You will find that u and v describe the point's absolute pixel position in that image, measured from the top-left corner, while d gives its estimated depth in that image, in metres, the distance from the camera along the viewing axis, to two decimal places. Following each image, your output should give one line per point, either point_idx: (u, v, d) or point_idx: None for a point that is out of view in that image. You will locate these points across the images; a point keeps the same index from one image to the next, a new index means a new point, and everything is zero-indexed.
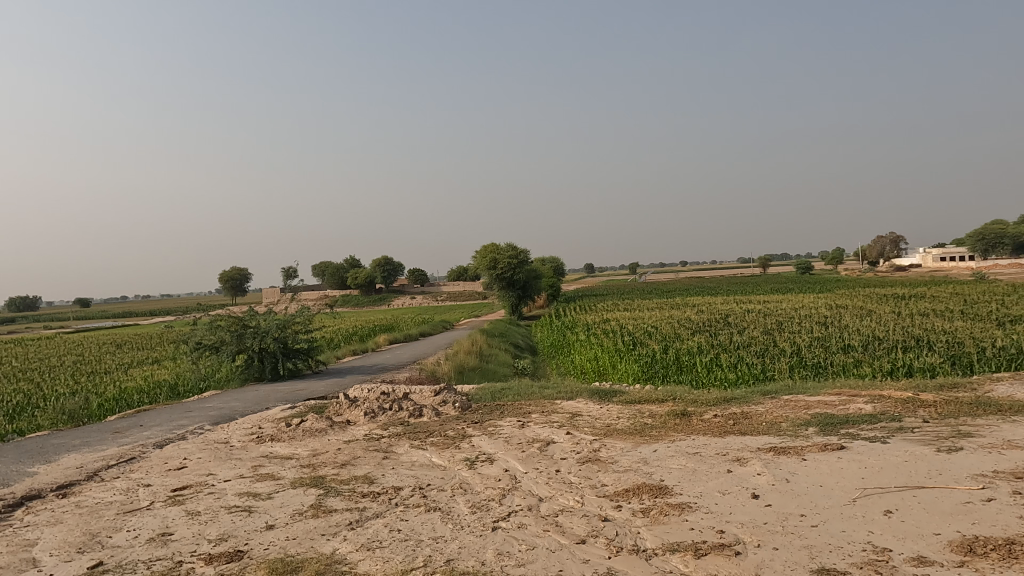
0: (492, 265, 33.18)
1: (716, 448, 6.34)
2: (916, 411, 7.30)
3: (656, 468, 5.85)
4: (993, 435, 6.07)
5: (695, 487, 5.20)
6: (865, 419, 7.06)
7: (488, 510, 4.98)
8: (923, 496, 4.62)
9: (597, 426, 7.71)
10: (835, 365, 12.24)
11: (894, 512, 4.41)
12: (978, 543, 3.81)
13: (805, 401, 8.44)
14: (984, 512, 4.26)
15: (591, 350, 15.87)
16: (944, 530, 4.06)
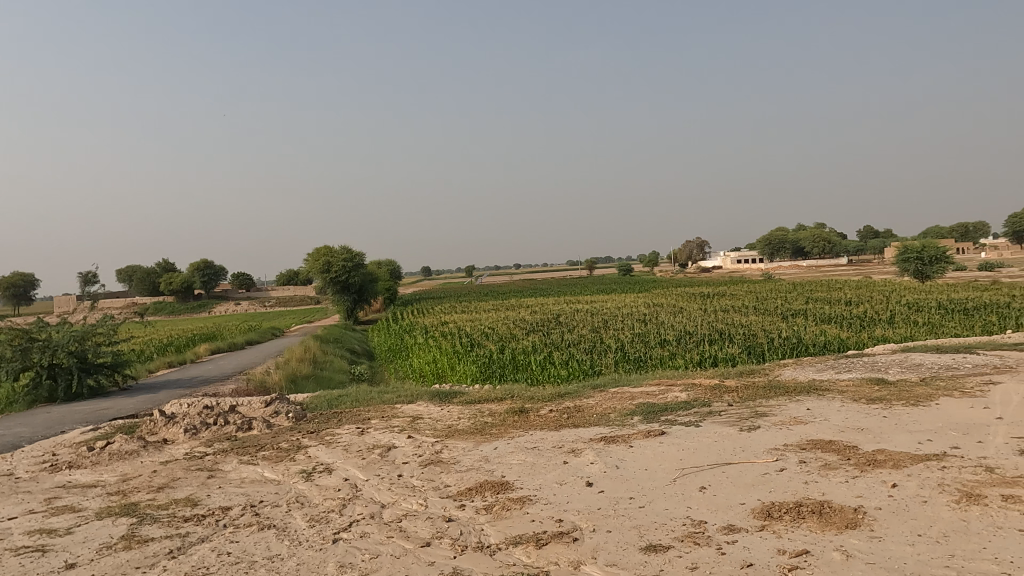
0: (326, 268, 31.93)
1: (552, 441, 6.63)
2: (722, 396, 8.21)
3: (496, 465, 6.00)
4: (783, 413, 7.00)
5: (534, 480, 5.40)
6: (680, 405, 7.79)
7: (328, 521, 4.78)
8: (730, 471, 5.20)
9: (438, 428, 7.72)
10: (654, 358, 13.35)
11: (708, 487, 4.92)
12: (774, 508, 4.36)
13: (629, 392, 9.12)
14: (778, 480, 4.89)
15: (431, 353, 15.81)
16: (748, 499, 4.59)
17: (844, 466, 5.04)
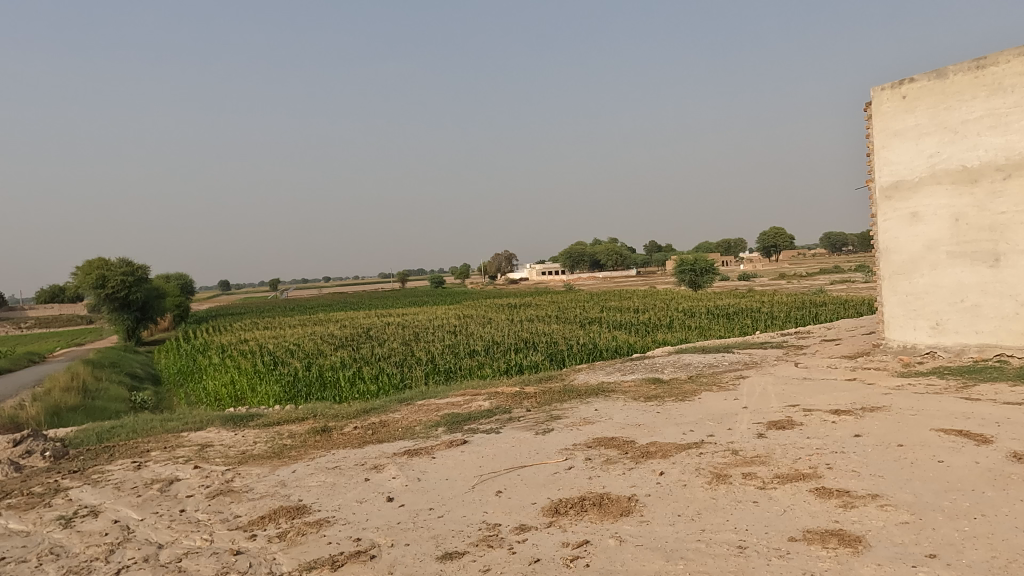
0: (100, 283, 28.17)
1: (354, 459, 6.50)
2: (522, 402, 8.64)
3: (294, 488, 5.74)
4: (574, 415, 7.55)
5: (333, 501, 5.26)
6: (483, 414, 8.07)
7: (90, 572, 4.23)
8: (524, 473, 5.50)
9: (230, 455, 7.19)
10: (463, 368, 13.63)
11: (503, 490, 5.15)
12: (561, 504, 4.70)
13: (435, 404, 9.25)
14: (566, 478, 5.28)
15: (227, 374, 14.62)
16: (539, 498, 4.90)
17: (622, 460, 5.58)
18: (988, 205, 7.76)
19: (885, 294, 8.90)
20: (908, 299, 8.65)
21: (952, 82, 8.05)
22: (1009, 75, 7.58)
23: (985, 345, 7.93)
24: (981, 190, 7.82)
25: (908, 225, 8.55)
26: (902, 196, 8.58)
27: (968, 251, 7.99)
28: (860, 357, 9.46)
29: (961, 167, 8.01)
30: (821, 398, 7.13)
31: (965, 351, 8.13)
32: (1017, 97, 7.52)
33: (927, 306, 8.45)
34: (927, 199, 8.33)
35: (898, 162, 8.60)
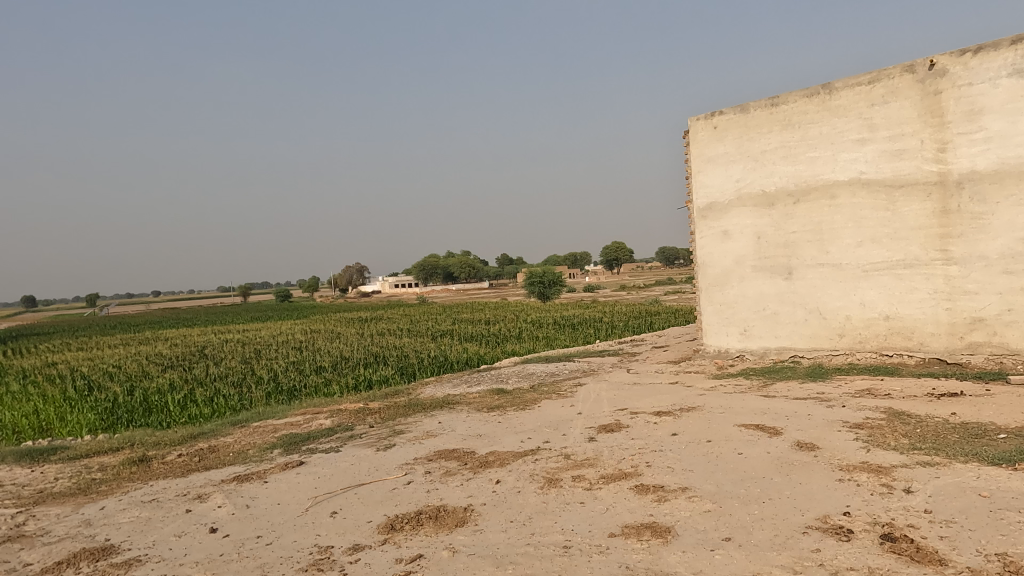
0: None
1: (175, 490, 6.00)
2: (365, 418, 8.47)
3: (101, 527, 5.18)
4: (417, 429, 7.53)
5: (147, 538, 4.81)
6: (323, 433, 7.79)
7: None
8: (361, 492, 5.40)
9: (23, 495, 6.33)
10: (308, 387, 13.03)
11: (339, 511, 5.02)
12: (397, 520, 4.67)
13: (272, 425, 8.79)
14: (403, 493, 5.25)
15: (26, 404, 12.82)
16: (375, 516, 4.83)
17: (461, 471, 5.66)
18: (783, 226, 8.84)
19: (703, 304, 9.82)
20: (722, 309, 9.61)
21: (753, 116, 9.06)
22: (796, 112, 8.63)
23: (782, 348, 9.01)
24: (776, 212, 8.89)
25: (720, 242, 9.52)
26: (715, 216, 9.54)
27: (767, 265, 9.04)
28: (683, 362, 10.35)
29: (761, 192, 9.03)
30: (647, 401, 7.71)
31: (767, 353, 9.18)
32: (803, 132, 8.57)
33: (736, 314, 9.45)
34: (735, 219, 9.33)
35: (711, 185, 9.55)
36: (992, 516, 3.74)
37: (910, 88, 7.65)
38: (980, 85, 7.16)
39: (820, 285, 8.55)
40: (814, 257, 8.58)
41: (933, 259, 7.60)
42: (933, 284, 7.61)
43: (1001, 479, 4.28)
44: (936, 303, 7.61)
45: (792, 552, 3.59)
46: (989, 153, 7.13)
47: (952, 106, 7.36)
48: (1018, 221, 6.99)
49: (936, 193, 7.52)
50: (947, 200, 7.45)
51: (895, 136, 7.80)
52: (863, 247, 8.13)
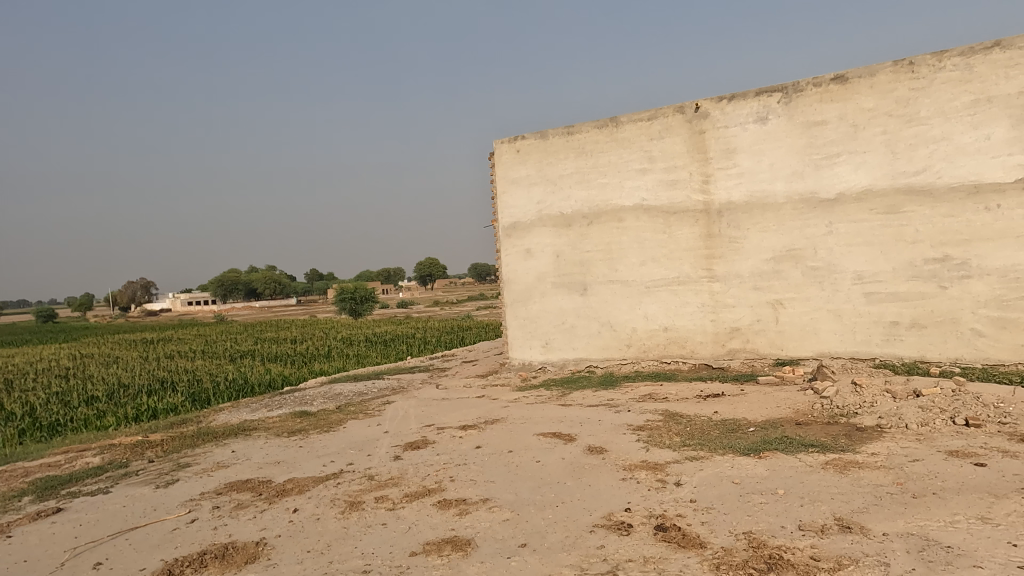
0: None
1: None
2: (143, 453, 7.56)
3: None
4: (206, 460, 6.89)
5: None
6: (89, 472, 6.81)
7: None
8: (134, 537, 4.80)
9: None
10: (75, 420, 11.31)
11: (104, 561, 4.42)
12: (176, 564, 4.22)
13: (22, 468, 7.49)
14: (186, 533, 4.77)
15: None
16: (149, 562, 4.32)
17: (255, 502, 5.28)
18: (578, 245, 9.52)
19: (508, 320, 10.21)
20: (525, 323, 10.07)
21: (551, 143, 9.65)
22: (589, 141, 9.36)
23: (579, 359, 9.67)
24: (573, 233, 9.55)
25: (523, 260, 10.00)
26: (519, 235, 10.01)
27: (566, 282, 9.68)
28: (490, 375, 10.66)
29: (559, 213, 9.66)
30: (453, 416, 7.81)
31: (566, 364, 9.79)
32: (595, 160, 9.31)
33: (539, 328, 9.97)
34: (536, 238, 9.86)
35: (515, 206, 10.01)
36: (741, 499, 4.33)
37: (680, 127, 8.69)
38: (734, 128, 8.34)
39: (610, 300, 9.33)
40: (606, 274, 9.34)
41: (701, 276, 8.66)
42: (701, 298, 8.67)
43: (750, 466, 4.98)
44: (704, 315, 8.67)
45: (580, 551, 3.84)
46: (741, 186, 8.32)
47: (713, 145, 8.48)
48: (763, 245, 8.21)
49: (702, 220, 8.60)
50: (711, 225, 8.54)
51: (669, 168, 8.79)
52: (645, 265, 9.02)
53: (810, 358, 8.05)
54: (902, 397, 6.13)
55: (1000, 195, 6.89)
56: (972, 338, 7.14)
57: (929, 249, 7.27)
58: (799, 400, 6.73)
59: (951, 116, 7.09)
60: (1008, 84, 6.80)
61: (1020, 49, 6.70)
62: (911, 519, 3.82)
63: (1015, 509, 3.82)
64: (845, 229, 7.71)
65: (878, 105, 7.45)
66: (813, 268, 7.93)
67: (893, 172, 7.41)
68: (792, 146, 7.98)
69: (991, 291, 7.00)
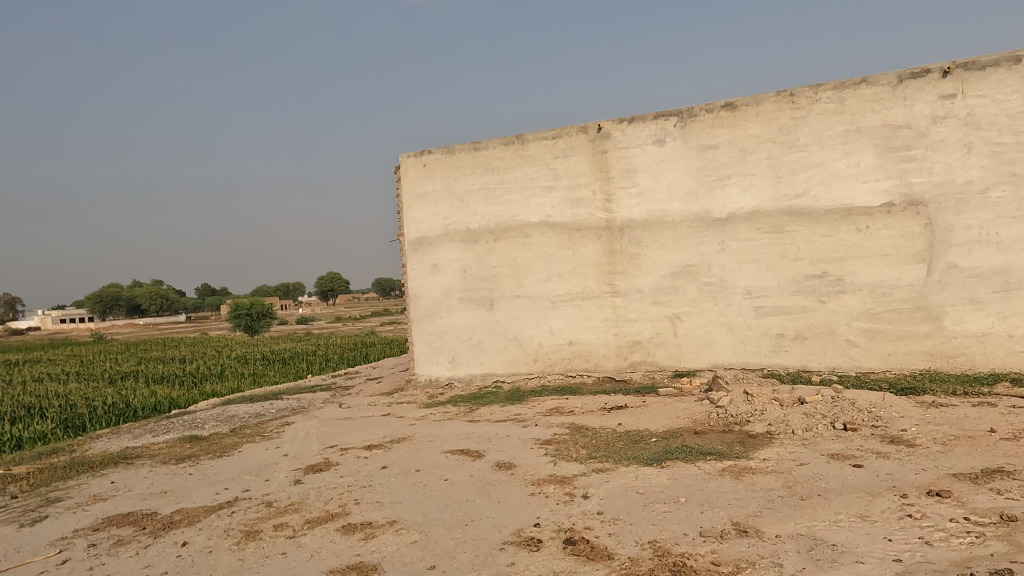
0: None
1: None
2: (5, 488, 6.79)
3: None
4: (81, 493, 6.28)
5: None
6: None
7: None
8: None
9: None
10: None
11: None
12: None
13: None
14: None
15: None
16: None
17: (138, 538, 4.86)
18: (485, 261, 9.54)
19: (414, 336, 10.06)
20: (432, 339, 9.96)
21: (458, 158, 9.65)
22: (495, 158, 9.43)
23: (486, 374, 9.66)
24: (479, 248, 9.57)
25: (429, 275, 9.90)
26: (425, 250, 9.91)
27: (472, 297, 9.66)
28: (395, 393, 10.43)
29: (466, 229, 9.66)
30: (357, 436, 7.56)
31: (473, 380, 9.75)
32: (501, 176, 9.39)
33: (445, 344, 9.88)
34: (443, 253, 9.80)
35: (421, 220, 9.92)
36: (646, 509, 4.45)
37: (583, 146, 8.94)
38: (634, 149, 8.68)
39: (517, 314, 9.41)
40: (512, 289, 9.41)
41: (604, 291, 8.90)
42: (604, 313, 8.91)
43: (653, 476, 5.13)
44: (607, 330, 8.91)
45: (491, 569, 3.80)
46: (641, 205, 8.66)
47: (615, 165, 8.78)
48: (661, 261, 8.56)
49: (605, 236, 8.86)
50: (613, 242, 8.81)
51: (573, 186, 9.01)
52: (551, 281, 9.17)
53: (705, 369, 8.45)
54: (788, 405, 6.54)
55: (868, 217, 7.55)
56: (846, 348, 7.74)
57: (809, 266, 7.84)
58: (696, 410, 7.03)
59: (826, 144, 7.71)
60: (873, 117, 7.49)
61: (882, 85, 7.43)
62: (801, 520, 4.05)
63: (889, 506, 4.14)
64: (735, 247, 8.18)
65: (762, 132, 7.99)
66: (707, 284, 8.35)
67: (777, 194, 7.95)
68: (687, 168, 8.40)
69: (862, 305, 7.64)
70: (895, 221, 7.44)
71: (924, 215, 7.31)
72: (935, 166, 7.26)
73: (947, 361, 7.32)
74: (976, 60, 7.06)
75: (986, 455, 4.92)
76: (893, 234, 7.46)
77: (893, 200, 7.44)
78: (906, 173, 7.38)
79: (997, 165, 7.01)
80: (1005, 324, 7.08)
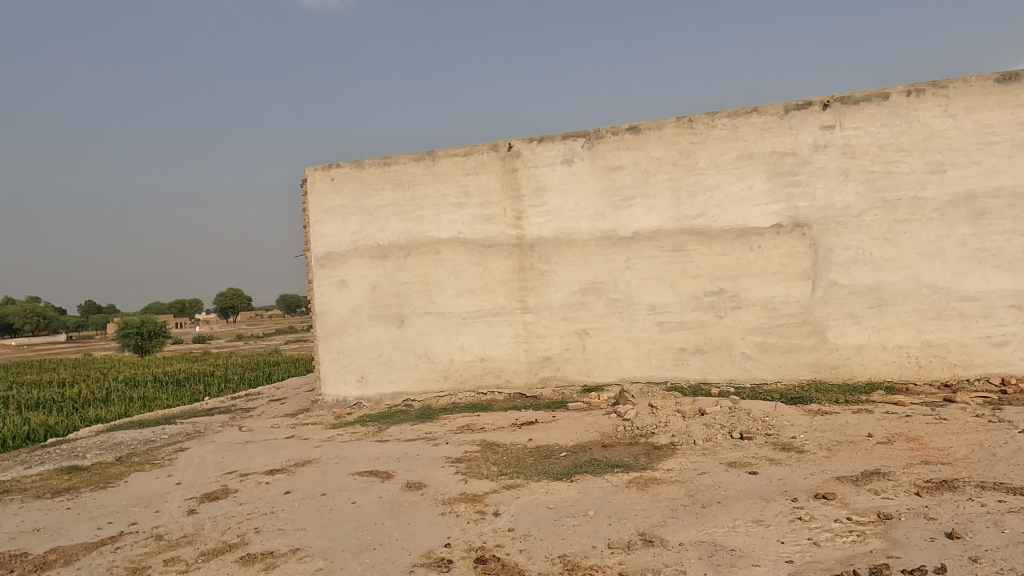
0: None
1: None
2: None
3: None
4: None
5: None
6: None
7: None
8: None
9: None
10: None
11: None
12: None
13: None
14: None
15: None
16: None
17: None
18: (395, 277, 9.40)
19: (320, 354, 9.74)
20: (339, 357, 9.68)
21: (367, 173, 9.49)
22: (406, 173, 9.35)
23: (396, 392, 9.48)
24: (389, 264, 9.43)
25: (337, 291, 9.64)
26: (333, 266, 9.65)
27: (382, 314, 9.49)
28: (300, 414, 10.03)
29: (376, 244, 9.49)
30: (258, 460, 7.20)
31: (383, 399, 9.54)
32: (411, 192, 9.31)
33: (354, 362, 9.63)
34: (352, 269, 9.58)
35: (329, 235, 9.67)
36: (556, 524, 4.48)
37: (494, 164, 9.03)
38: (544, 168, 8.85)
39: (428, 331, 9.31)
40: (422, 306, 9.32)
41: (514, 308, 8.98)
42: (515, 329, 8.98)
43: (562, 491, 5.19)
44: (518, 346, 8.98)
45: None
46: (551, 223, 8.83)
47: (525, 183, 8.92)
48: (570, 278, 8.74)
49: (515, 253, 8.95)
50: (523, 259, 8.92)
51: (484, 203, 9.07)
52: (462, 297, 9.15)
53: (612, 384, 8.67)
54: (690, 416, 6.82)
55: (760, 238, 8.05)
56: (742, 361, 8.18)
57: (708, 283, 8.24)
58: (604, 424, 7.19)
59: (722, 168, 8.17)
60: (763, 144, 8.02)
61: (770, 115, 7.97)
62: (702, 528, 4.22)
63: (781, 510, 4.39)
64: (640, 264, 8.49)
65: (664, 155, 8.37)
66: (613, 300, 8.60)
67: (678, 215, 8.33)
68: (594, 188, 8.65)
69: (756, 320, 8.11)
70: (783, 241, 7.97)
71: (808, 236, 7.88)
72: (817, 191, 7.85)
73: (830, 371, 7.88)
74: (851, 95, 7.72)
75: (865, 459, 5.32)
76: (782, 253, 7.98)
77: (782, 222, 7.97)
78: (793, 197, 7.94)
79: (870, 191, 7.67)
80: (879, 336, 7.72)
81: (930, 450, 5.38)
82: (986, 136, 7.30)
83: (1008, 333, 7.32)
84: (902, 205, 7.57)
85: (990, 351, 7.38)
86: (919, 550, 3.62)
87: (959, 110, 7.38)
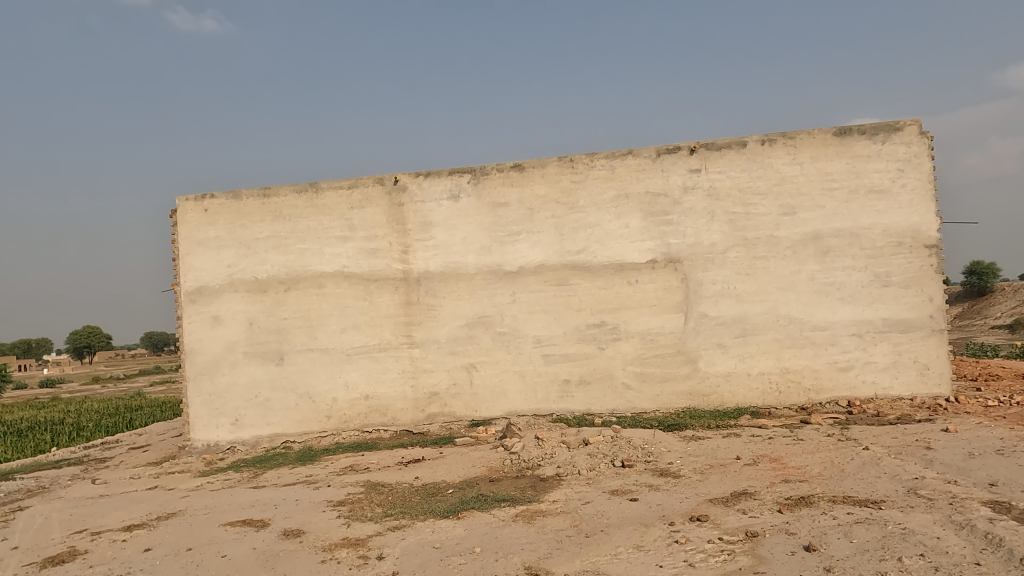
0: None
1: None
2: None
3: None
4: None
5: None
6: None
7: None
8: None
9: None
10: None
11: None
12: None
13: None
14: None
15: None
16: None
17: None
18: (274, 312, 8.99)
19: (190, 396, 9.06)
20: (211, 399, 9.06)
21: (244, 204, 9.07)
22: (286, 206, 9.02)
23: (274, 434, 8.99)
24: (267, 298, 9.01)
25: (209, 328, 9.07)
26: (205, 301, 9.09)
27: (259, 352, 9.01)
28: (165, 462, 9.23)
29: (253, 278, 9.05)
30: (114, 515, 6.54)
31: (259, 442, 9.01)
32: (292, 225, 9.00)
33: (227, 404, 9.04)
34: (226, 305, 9.06)
35: (201, 268, 9.11)
36: (442, 563, 4.39)
37: (380, 197, 8.93)
38: (430, 203, 8.87)
39: (309, 369, 8.94)
40: (304, 342, 8.96)
41: (401, 343, 8.84)
42: (401, 364, 8.83)
43: (449, 529, 5.10)
44: (404, 381, 8.82)
45: None
46: (437, 257, 8.83)
47: (411, 217, 8.88)
48: (457, 312, 8.75)
49: (402, 287, 8.85)
50: (410, 293, 8.84)
51: (369, 237, 8.93)
52: (346, 332, 8.89)
53: (499, 418, 8.70)
54: (574, 447, 6.96)
55: (637, 272, 8.48)
56: (623, 391, 8.50)
57: (590, 315, 8.54)
58: (491, 458, 7.17)
59: (602, 207, 8.56)
60: (639, 185, 8.52)
61: (644, 158, 8.49)
62: (586, 557, 4.29)
63: (659, 534, 4.57)
64: (526, 298, 8.65)
65: (548, 192, 8.65)
66: (500, 333, 8.69)
67: (561, 250, 8.61)
68: (480, 224, 8.78)
69: (634, 351, 8.48)
70: (658, 276, 8.44)
71: (680, 271, 8.40)
72: (687, 229, 8.42)
73: (702, 399, 8.37)
74: (714, 143, 8.39)
75: (733, 480, 5.66)
76: (657, 287, 8.44)
77: (656, 258, 8.45)
78: (665, 234, 8.45)
79: (733, 231, 8.33)
80: (744, 364, 8.31)
81: (790, 469, 5.82)
82: (828, 182, 8.17)
83: (852, 359, 8.12)
84: (761, 243, 8.28)
85: (838, 375, 8.15)
86: (781, 564, 3.88)
87: (805, 159, 8.22)
